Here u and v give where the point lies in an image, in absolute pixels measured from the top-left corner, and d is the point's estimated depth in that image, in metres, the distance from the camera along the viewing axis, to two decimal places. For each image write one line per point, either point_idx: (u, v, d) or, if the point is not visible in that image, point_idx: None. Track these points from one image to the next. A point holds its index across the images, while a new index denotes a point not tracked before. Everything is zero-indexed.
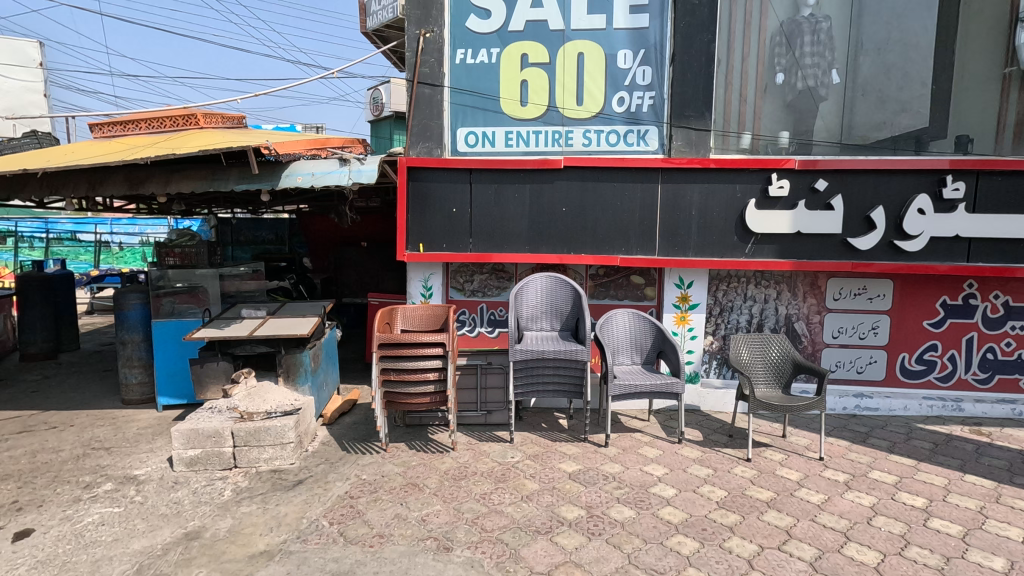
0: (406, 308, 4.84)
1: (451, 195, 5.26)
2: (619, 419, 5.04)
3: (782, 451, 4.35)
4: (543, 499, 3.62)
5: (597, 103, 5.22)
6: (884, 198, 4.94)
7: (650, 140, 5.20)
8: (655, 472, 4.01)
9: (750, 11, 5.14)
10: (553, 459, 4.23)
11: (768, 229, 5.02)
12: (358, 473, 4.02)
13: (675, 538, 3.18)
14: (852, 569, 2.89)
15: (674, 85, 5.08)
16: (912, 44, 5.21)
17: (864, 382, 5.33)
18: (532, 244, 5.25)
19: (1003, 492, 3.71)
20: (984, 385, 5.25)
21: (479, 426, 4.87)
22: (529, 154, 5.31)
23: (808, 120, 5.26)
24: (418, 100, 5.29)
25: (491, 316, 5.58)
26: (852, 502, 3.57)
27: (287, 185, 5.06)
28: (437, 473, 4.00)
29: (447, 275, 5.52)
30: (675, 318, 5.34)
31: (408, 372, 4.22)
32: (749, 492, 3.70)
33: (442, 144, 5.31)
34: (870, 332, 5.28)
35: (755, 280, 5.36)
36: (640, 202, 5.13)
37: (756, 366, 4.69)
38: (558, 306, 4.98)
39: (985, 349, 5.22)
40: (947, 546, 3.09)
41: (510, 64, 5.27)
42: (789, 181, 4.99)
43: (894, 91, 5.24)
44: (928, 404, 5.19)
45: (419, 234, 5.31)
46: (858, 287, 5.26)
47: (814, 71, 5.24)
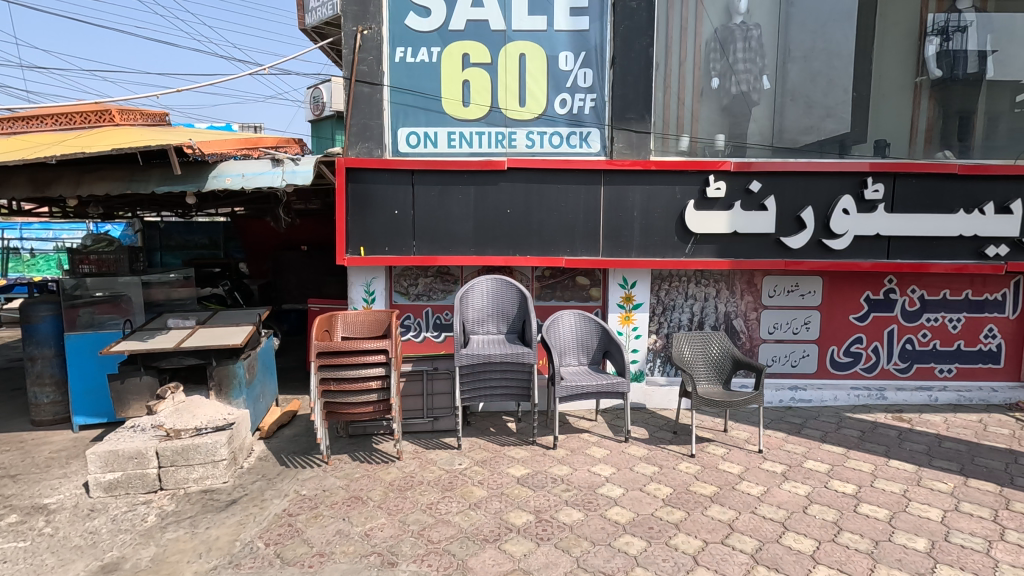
0: (347, 314, 4.67)
1: (394, 197, 5.11)
2: (567, 421, 5.05)
3: (724, 445, 4.47)
4: (491, 506, 3.56)
5: (539, 104, 5.22)
6: (813, 199, 5.17)
7: (593, 141, 5.24)
8: (603, 472, 4.02)
9: (686, 18, 5.28)
10: (502, 464, 4.18)
11: (707, 229, 5.17)
12: (297, 489, 3.83)
13: (623, 538, 3.19)
14: (791, 558, 2.98)
15: (614, 88, 5.14)
16: (834, 53, 5.50)
17: (798, 375, 5.58)
18: (477, 245, 5.19)
19: (924, 475, 3.94)
20: (904, 374, 5.59)
21: (426, 434, 4.74)
22: (472, 155, 5.24)
23: (742, 124, 5.43)
24: (356, 99, 5.11)
25: (436, 320, 5.48)
26: (789, 492, 3.70)
27: (215, 187, 4.82)
28: (381, 485, 3.86)
29: (390, 279, 5.38)
30: (620, 318, 5.40)
31: (349, 381, 4.06)
32: (693, 488, 3.77)
33: (383, 144, 5.16)
34: (802, 327, 5.54)
35: (695, 279, 5.50)
36: (584, 203, 5.16)
37: (697, 364, 4.81)
38: (505, 308, 4.93)
39: (904, 340, 5.56)
40: (876, 530, 3.24)
41: (452, 64, 5.18)
42: (725, 182, 5.14)
43: (819, 97, 5.50)
44: (855, 394, 5.47)
45: (360, 237, 5.13)
46: (791, 284, 5.50)
47: (747, 76, 5.43)
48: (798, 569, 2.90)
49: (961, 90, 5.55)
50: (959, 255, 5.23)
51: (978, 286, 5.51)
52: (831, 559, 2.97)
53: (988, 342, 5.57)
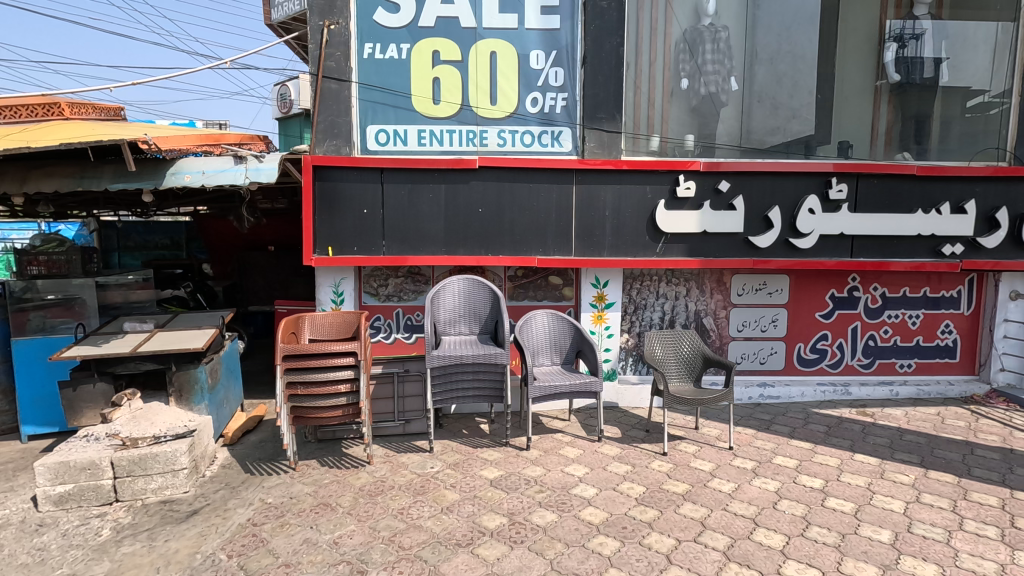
0: (315, 316, 4.55)
1: (362, 195, 5.00)
2: (540, 421, 5.02)
3: (695, 443, 4.51)
4: (464, 510, 3.50)
5: (510, 103, 5.18)
6: (779, 199, 5.27)
7: (564, 140, 5.23)
8: (577, 472, 4.01)
9: (655, 19, 5.32)
10: (475, 466, 4.12)
11: (677, 229, 5.21)
12: (263, 497, 3.70)
13: (597, 539, 3.17)
14: (762, 554, 3.01)
15: (585, 88, 5.14)
16: (799, 56, 5.61)
17: (766, 372, 5.69)
18: (448, 245, 5.12)
19: (887, 468, 4.04)
20: (867, 369, 5.75)
21: (397, 437, 4.66)
22: (443, 154, 5.17)
23: (711, 124, 5.51)
24: (323, 95, 4.98)
25: (407, 321, 5.39)
26: (759, 488, 3.75)
27: (173, 185, 4.67)
28: (351, 490, 3.76)
29: (359, 280, 5.27)
30: (592, 317, 5.40)
31: (317, 385, 3.95)
32: (666, 486, 3.79)
33: (351, 142, 5.06)
34: (770, 324, 5.64)
35: (666, 278, 5.55)
36: (556, 203, 5.14)
37: (669, 362, 4.84)
38: (477, 309, 4.87)
39: (867, 336, 5.71)
40: (843, 523, 3.31)
41: (422, 61, 5.10)
42: (694, 182, 5.19)
43: (785, 99, 5.61)
44: (821, 389, 5.58)
45: (328, 236, 5.01)
46: (759, 282, 5.60)
47: (715, 78, 5.50)
48: (769, 565, 2.92)
49: (917, 95, 5.73)
50: (918, 254, 5.40)
51: (935, 283, 5.69)
52: (801, 554, 3.01)
53: (945, 338, 5.77)
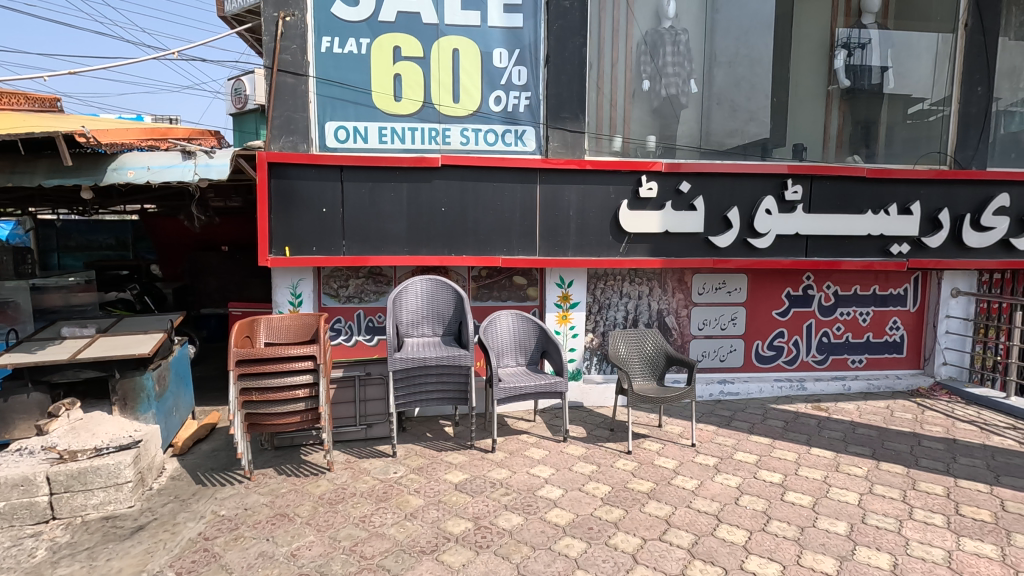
0: (271, 319, 4.37)
1: (321, 193, 4.84)
2: (505, 422, 4.98)
3: (659, 441, 4.56)
4: (428, 515, 3.42)
5: (473, 101, 5.12)
6: (738, 200, 5.38)
7: (528, 140, 5.21)
8: (542, 473, 3.98)
9: (617, 20, 5.35)
10: (438, 470, 4.04)
11: (640, 229, 5.25)
12: (215, 509, 3.52)
13: (563, 541, 3.15)
14: (725, 550, 3.05)
15: (549, 87, 5.13)
16: (756, 60, 5.75)
17: (726, 369, 5.81)
18: (411, 245, 5.02)
19: (841, 461, 4.18)
20: (821, 365, 5.94)
21: (359, 442, 4.53)
22: (404, 152, 5.07)
23: (672, 126, 5.58)
24: (279, 90, 4.80)
25: (369, 323, 5.27)
26: (722, 484, 3.81)
27: (115, 181, 4.46)
28: (310, 499, 3.63)
29: (318, 281, 5.12)
30: (557, 317, 5.40)
31: (273, 391, 3.79)
32: (631, 485, 3.80)
33: (309, 139, 4.90)
34: (729, 322, 5.76)
35: (629, 278, 5.60)
36: (520, 202, 5.11)
37: (633, 361, 4.86)
38: (440, 310, 4.78)
39: (821, 333, 5.91)
40: (801, 517, 3.38)
41: (382, 57, 4.98)
42: (656, 182, 5.24)
43: (743, 102, 5.75)
44: (778, 385, 5.73)
45: (285, 236, 4.83)
46: (719, 281, 5.71)
47: (675, 80, 5.59)
48: (732, 561, 2.96)
49: (865, 100, 5.97)
50: (868, 253, 5.61)
51: (883, 281, 5.94)
52: (762, 549, 3.06)
53: (893, 334, 6.02)
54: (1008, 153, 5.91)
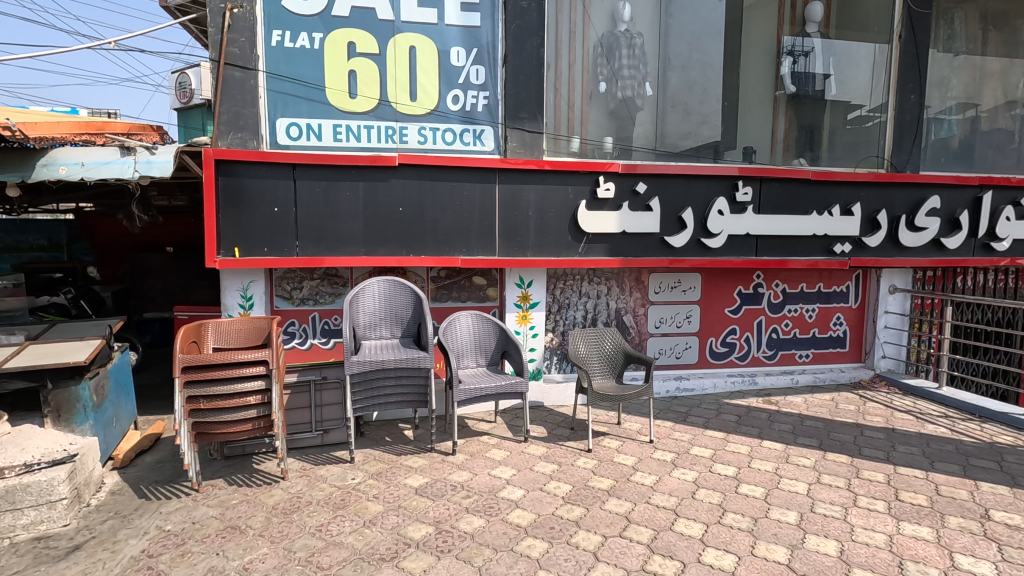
0: (219, 323, 4.18)
1: (272, 192, 4.66)
2: (466, 424, 4.94)
3: (618, 438, 4.62)
4: (387, 522, 3.35)
5: (431, 99, 5.06)
6: (692, 201, 5.51)
7: (486, 140, 5.19)
8: (504, 474, 3.97)
9: (574, 22, 5.40)
10: (398, 475, 3.96)
11: (598, 229, 5.31)
12: (160, 524, 3.35)
13: (525, 541, 3.14)
14: (683, 544, 3.11)
15: (507, 87, 5.13)
16: (708, 65, 5.90)
17: (682, 366, 5.94)
18: (368, 245, 4.90)
19: (791, 453, 4.34)
20: (771, 360, 6.16)
21: (315, 448, 4.40)
22: (360, 150, 4.95)
23: (628, 128, 5.67)
24: (226, 84, 4.61)
25: (325, 325, 5.13)
26: (679, 479, 3.89)
27: (46, 177, 4.24)
28: (263, 510, 3.49)
29: (270, 283, 4.95)
30: (517, 317, 5.40)
31: (222, 398, 3.63)
32: (591, 483, 3.83)
33: (259, 136, 4.72)
34: (684, 320, 5.90)
35: (588, 277, 5.66)
36: (479, 202, 5.08)
37: (592, 360, 4.89)
38: (398, 312, 4.69)
39: (771, 329, 6.13)
40: (755, 508, 3.49)
41: (336, 53, 4.86)
42: (613, 183, 5.31)
43: (695, 105, 5.89)
44: (731, 380, 5.91)
45: (234, 236, 4.63)
46: (674, 281, 5.84)
47: (631, 82, 5.69)
48: (690, 554, 3.02)
49: (809, 106, 6.24)
50: (813, 253, 5.86)
51: (827, 279, 6.21)
52: (718, 541, 3.14)
53: (836, 329, 6.31)
54: (938, 157, 6.29)
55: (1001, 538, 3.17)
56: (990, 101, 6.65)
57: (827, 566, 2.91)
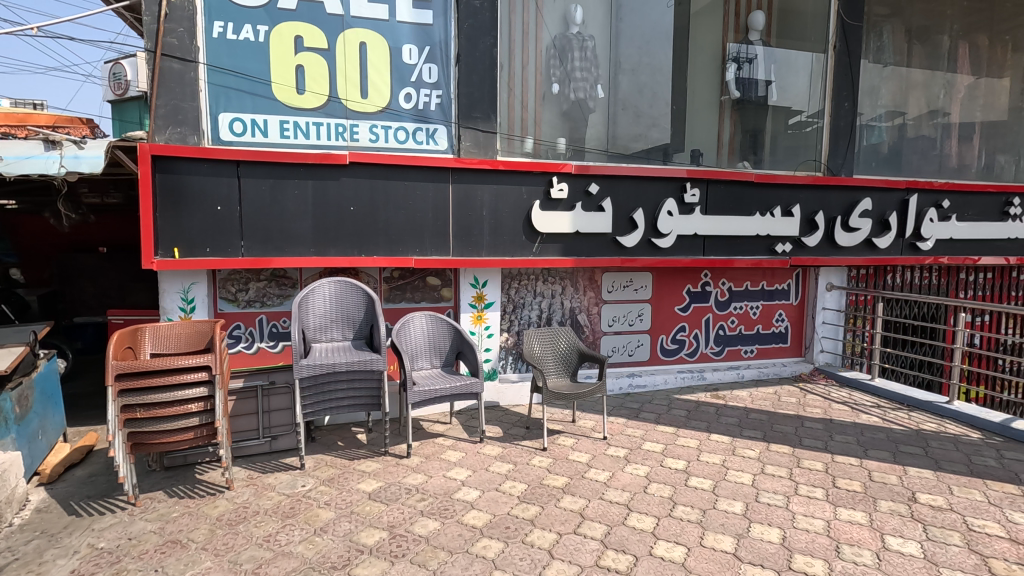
0: (158, 327, 3.97)
1: (214, 190, 4.47)
2: (421, 426, 4.88)
3: (573, 436, 4.68)
4: (339, 529, 3.27)
5: (382, 97, 4.97)
6: (643, 202, 5.63)
7: (439, 139, 5.15)
8: (459, 475, 3.95)
9: (527, 23, 5.42)
10: (351, 480, 3.88)
11: (552, 229, 5.35)
12: (92, 542, 3.15)
13: (480, 542, 3.13)
14: (635, 538, 3.17)
15: (460, 86, 5.10)
16: (657, 69, 6.05)
17: (634, 363, 6.07)
18: (318, 246, 4.77)
19: (737, 445, 4.50)
20: (718, 356, 6.38)
21: (262, 456, 4.25)
22: (309, 148, 4.81)
23: (581, 129, 5.74)
24: (164, 76, 4.38)
25: (272, 328, 4.96)
26: (631, 474, 3.97)
27: None
28: (207, 522, 3.34)
29: (213, 285, 4.75)
30: (471, 317, 5.38)
31: (161, 407, 3.45)
32: (546, 481, 3.86)
33: (200, 131, 4.52)
34: (637, 319, 6.03)
35: (542, 277, 5.71)
36: (433, 202, 5.03)
37: (547, 359, 4.92)
38: (350, 313, 4.59)
39: (718, 326, 6.35)
40: (703, 500, 3.61)
41: (283, 47, 4.70)
42: (567, 184, 5.36)
43: (645, 108, 6.02)
44: (681, 376, 6.09)
45: (174, 236, 4.41)
46: (626, 280, 5.96)
47: (583, 84, 5.77)
48: (642, 547, 3.09)
49: (752, 111, 6.50)
50: (757, 252, 6.10)
51: (770, 277, 6.49)
52: (669, 533, 3.22)
53: (779, 325, 6.60)
54: (869, 162, 6.67)
55: (926, 518, 3.39)
56: (916, 109, 7.10)
57: (770, 553, 3.03)
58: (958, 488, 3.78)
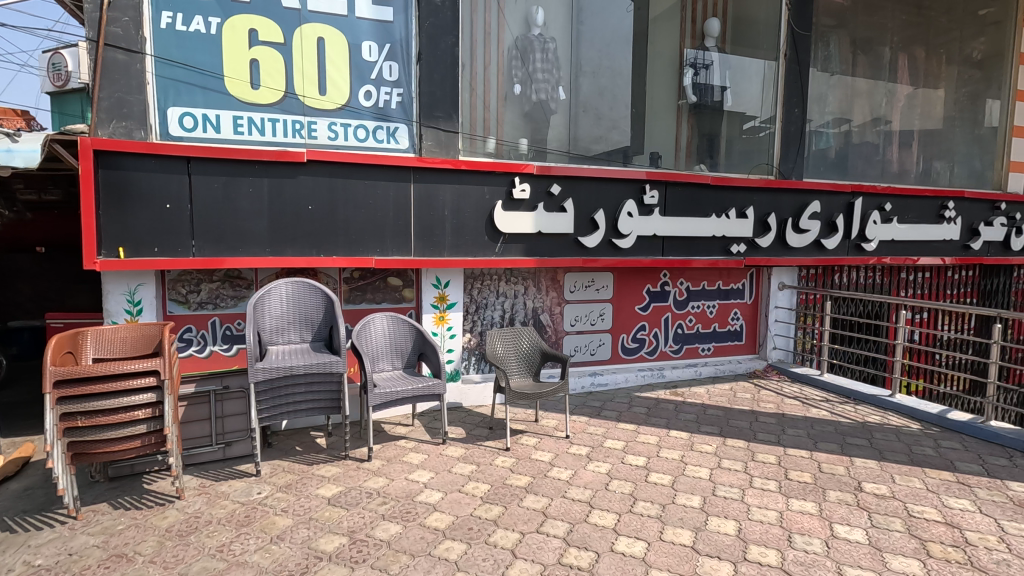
0: (101, 330, 3.79)
1: (163, 187, 4.28)
2: (382, 429, 4.81)
3: (536, 435, 4.69)
4: (297, 536, 3.18)
5: (341, 94, 4.88)
6: (604, 202, 5.71)
7: (400, 138, 5.09)
8: (421, 478, 3.90)
9: (489, 24, 5.43)
10: (310, 485, 3.78)
11: (515, 229, 5.36)
12: (28, 559, 2.97)
13: (443, 544, 3.11)
14: (597, 534, 3.21)
15: (421, 84, 5.05)
16: (617, 72, 6.14)
17: (596, 362, 6.14)
18: (274, 246, 4.63)
19: (695, 440, 4.61)
20: (677, 354, 6.53)
21: (216, 463, 4.09)
22: (264, 145, 4.67)
23: (542, 130, 5.77)
24: (107, 67, 4.17)
25: (226, 331, 4.80)
26: (593, 472, 4.02)
27: None
28: (155, 534, 3.20)
29: (162, 286, 4.56)
30: (434, 318, 5.35)
31: (105, 414, 3.29)
32: (510, 481, 3.87)
33: (147, 126, 4.33)
34: (598, 318, 6.11)
35: (505, 277, 5.71)
36: (394, 201, 4.96)
37: (510, 359, 4.92)
38: (308, 314, 4.47)
39: (677, 325, 6.49)
40: (662, 495, 3.68)
41: (236, 40, 4.55)
42: (529, 184, 5.38)
43: (606, 110, 6.11)
44: (641, 374, 6.20)
45: (119, 235, 4.21)
46: (588, 280, 6.03)
47: (545, 86, 5.80)
48: (604, 543, 3.12)
49: (708, 116, 6.67)
50: (713, 253, 6.27)
51: (726, 277, 6.68)
52: (629, 529, 3.27)
53: (734, 323, 6.80)
54: (818, 166, 6.96)
55: (870, 506, 3.56)
56: (860, 117, 7.44)
57: (726, 545, 3.12)
58: (900, 476, 3.98)
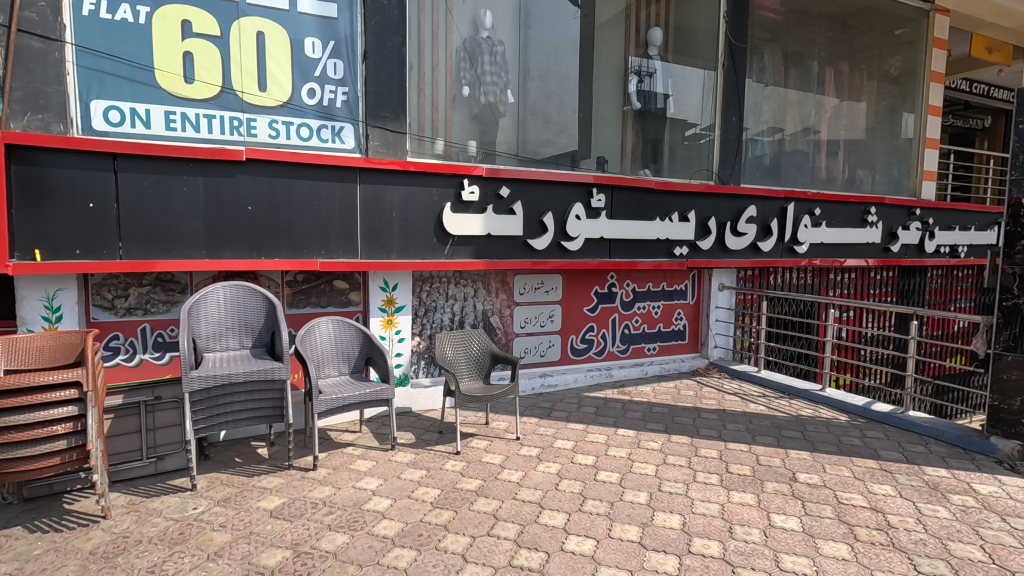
0: (14, 339, 3.49)
1: (85, 185, 4.00)
2: (328, 436, 4.67)
3: (486, 438, 4.68)
4: (236, 551, 3.03)
5: (283, 91, 4.72)
6: (553, 205, 5.77)
7: (346, 137, 4.96)
8: (369, 485, 3.81)
9: (436, 24, 5.38)
10: (250, 498, 3.62)
11: (464, 231, 5.34)
12: None
13: (392, 552, 3.04)
14: (548, 534, 3.23)
15: (367, 84, 4.95)
16: (564, 77, 6.23)
17: (545, 363, 6.20)
18: (211, 248, 4.41)
19: (641, 438, 4.73)
20: (624, 354, 6.67)
21: (147, 479, 3.84)
22: (200, 142, 4.45)
23: (491, 132, 5.78)
24: (20, 55, 3.85)
25: (157, 338, 4.53)
26: (543, 472, 4.05)
27: None
28: (77, 557, 2.97)
29: (85, 291, 4.26)
30: (382, 322, 5.25)
31: (19, 431, 3.03)
32: (460, 485, 3.84)
33: (67, 119, 4.03)
34: (548, 320, 6.16)
35: (454, 280, 5.67)
36: (339, 203, 4.84)
37: (460, 362, 4.89)
38: (248, 319, 4.29)
39: (624, 325, 6.64)
40: (610, 492, 3.76)
41: (168, 31, 4.32)
42: (478, 187, 5.37)
43: (554, 115, 6.19)
44: (589, 374, 6.30)
45: (35, 236, 3.89)
46: (537, 282, 6.07)
47: (493, 88, 5.80)
48: (554, 543, 3.15)
49: (652, 122, 6.86)
50: (657, 255, 6.46)
51: (670, 279, 6.89)
52: (579, 527, 3.31)
53: (678, 323, 7.03)
54: (754, 173, 7.30)
55: (804, 495, 3.75)
56: (792, 126, 7.85)
57: (672, 539, 3.21)
58: (831, 466, 4.22)
